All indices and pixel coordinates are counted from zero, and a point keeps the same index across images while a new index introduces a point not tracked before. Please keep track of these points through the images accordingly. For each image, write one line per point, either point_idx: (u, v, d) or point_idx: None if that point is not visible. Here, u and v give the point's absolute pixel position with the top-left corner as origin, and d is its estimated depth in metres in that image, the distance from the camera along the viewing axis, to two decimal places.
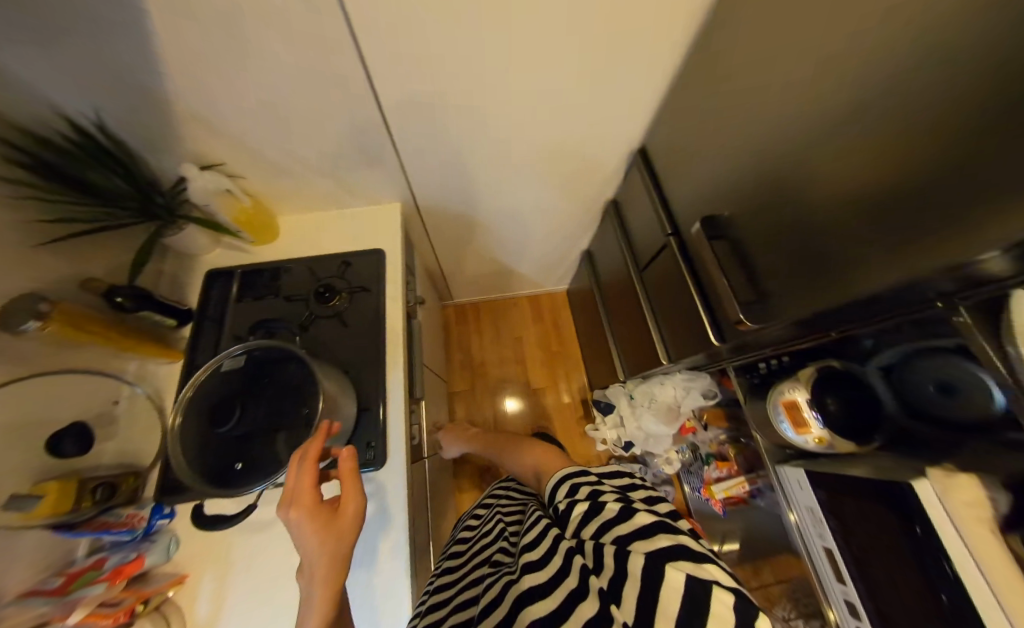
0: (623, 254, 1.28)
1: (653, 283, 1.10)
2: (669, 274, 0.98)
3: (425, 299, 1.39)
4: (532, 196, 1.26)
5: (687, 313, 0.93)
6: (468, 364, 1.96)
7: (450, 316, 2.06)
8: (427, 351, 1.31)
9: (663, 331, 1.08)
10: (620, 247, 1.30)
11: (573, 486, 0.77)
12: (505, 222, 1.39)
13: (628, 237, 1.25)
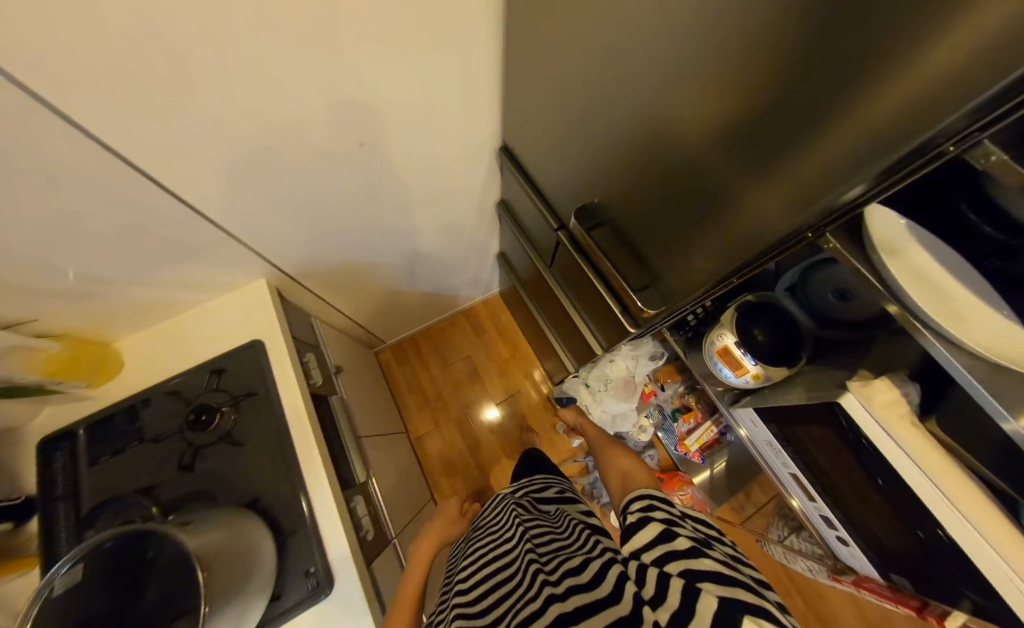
0: (530, 252, 1.23)
1: (563, 277, 1.06)
2: (572, 268, 0.94)
3: (343, 365, 1.26)
4: (418, 224, 1.16)
5: (600, 303, 0.89)
6: (424, 403, 1.81)
7: (386, 360, 1.87)
8: (363, 420, 1.19)
9: (586, 322, 1.05)
10: (525, 247, 1.24)
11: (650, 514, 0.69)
12: (400, 255, 1.26)
13: (529, 235, 1.19)
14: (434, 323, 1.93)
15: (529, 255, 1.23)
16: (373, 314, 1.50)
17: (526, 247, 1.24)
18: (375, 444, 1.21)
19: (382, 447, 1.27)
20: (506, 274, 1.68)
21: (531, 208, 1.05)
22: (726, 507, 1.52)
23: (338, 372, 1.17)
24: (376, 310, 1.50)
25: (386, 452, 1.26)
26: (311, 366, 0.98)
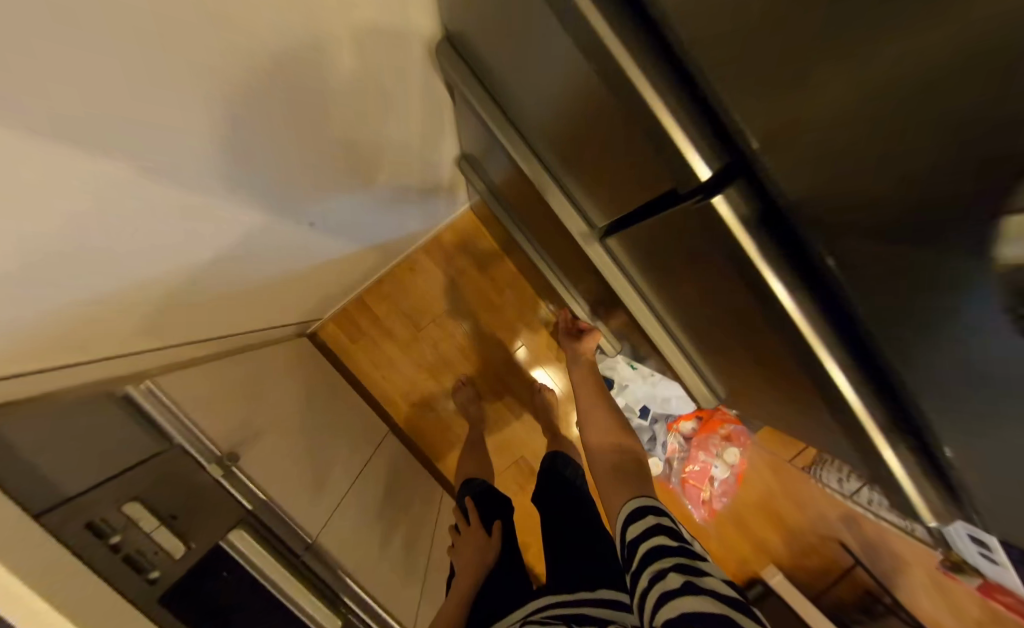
0: (546, 178, 0.57)
1: (653, 256, 0.47)
2: (717, 285, 0.37)
3: (261, 422, 0.75)
4: (284, 168, 0.47)
5: (785, 376, 0.38)
6: (398, 383, 1.31)
7: (330, 340, 1.26)
8: (322, 495, 0.79)
9: (696, 335, 0.54)
10: (533, 168, 0.57)
11: (657, 539, 0.46)
12: (279, 229, 0.59)
13: (546, 143, 0.51)
14: (385, 272, 1.25)
15: (546, 186, 0.58)
16: (283, 306, 0.89)
17: (537, 167, 0.57)
18: (348, 513, 0.83)
19: (362, 497, 0.91)
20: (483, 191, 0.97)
21: (564, 91, 0.37)
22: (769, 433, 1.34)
23: (249, 455, 0.68)
24: (285, 301, 0.88)
25: (366, 509, 0.89)
26: (150, 536, 0.49)
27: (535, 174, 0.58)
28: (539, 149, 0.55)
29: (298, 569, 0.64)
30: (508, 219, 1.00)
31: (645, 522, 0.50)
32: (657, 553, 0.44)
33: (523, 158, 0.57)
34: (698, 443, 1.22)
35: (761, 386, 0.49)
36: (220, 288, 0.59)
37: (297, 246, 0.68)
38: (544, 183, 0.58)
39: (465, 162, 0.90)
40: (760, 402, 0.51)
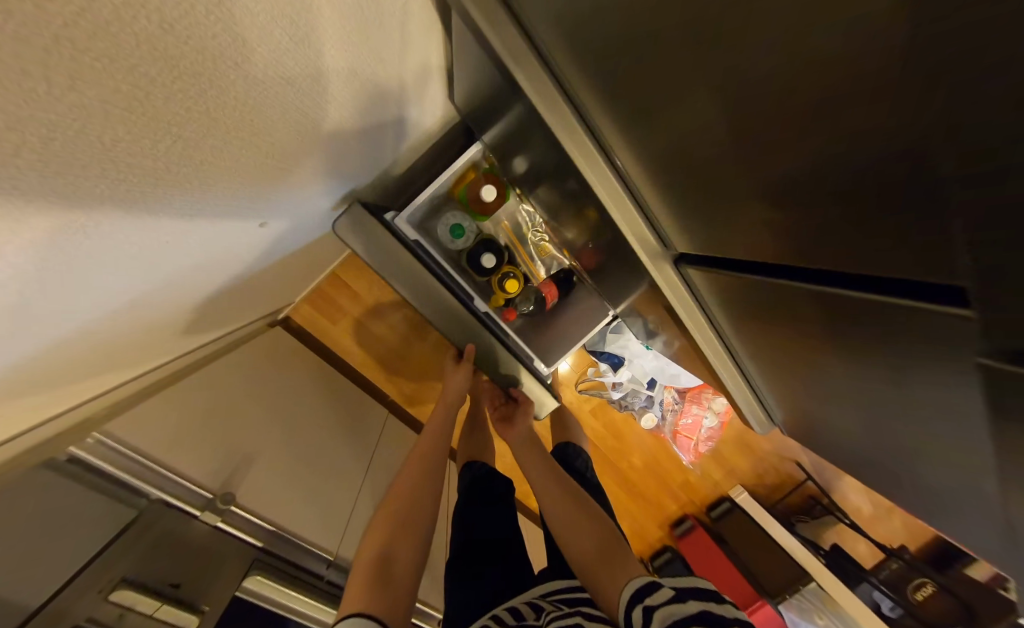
0: (594, 154, 0.39)
1: (750, 290, 0.37)
2: (870, 340, 0.28)
3: (250, 445, 0.67)
4: (197, 153, 0.29)
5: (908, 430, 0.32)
6: (388, 367, 1.16)
7: (307, 323, 1.09)
8: (334, 506, 0.74)
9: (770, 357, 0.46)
10: (578, 140, 0.38)
11: (678, 607, 0.40)
12: (199, 231, 0.40)
13: (600, 114, 0.34)
14: None
15: (586, 169, 0.40)
16: (243, 306, 0.73)
17: (586, 137, 0.38)
18: (362, 519, 0.80)
19: (373, 493, 0.88)
20: (382, 269, 0.77)
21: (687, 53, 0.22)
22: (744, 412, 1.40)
23: (246, 489, 0.61)
24: (245, 300, 0.71)
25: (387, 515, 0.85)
26: (152, 620, 0.44)
27: (580, 147, 0.39)
28: (585, 116, 0.36)
29: (323, 595, 0.62)
30: (425, 278, 0.78)
31: (662, 595, 0.43)
32: (687, 624, 0.38)
33: (555, 126, 0.38)
34: (693, 397, 1.24)
35: (832, 413, 0.44)
36: (137, 315, 0.43)
37: (237, 235, 0.48)
38: (594, 161, 0.40)
39: (359, 223, 0.72)
40: (825, 420, 0.48)
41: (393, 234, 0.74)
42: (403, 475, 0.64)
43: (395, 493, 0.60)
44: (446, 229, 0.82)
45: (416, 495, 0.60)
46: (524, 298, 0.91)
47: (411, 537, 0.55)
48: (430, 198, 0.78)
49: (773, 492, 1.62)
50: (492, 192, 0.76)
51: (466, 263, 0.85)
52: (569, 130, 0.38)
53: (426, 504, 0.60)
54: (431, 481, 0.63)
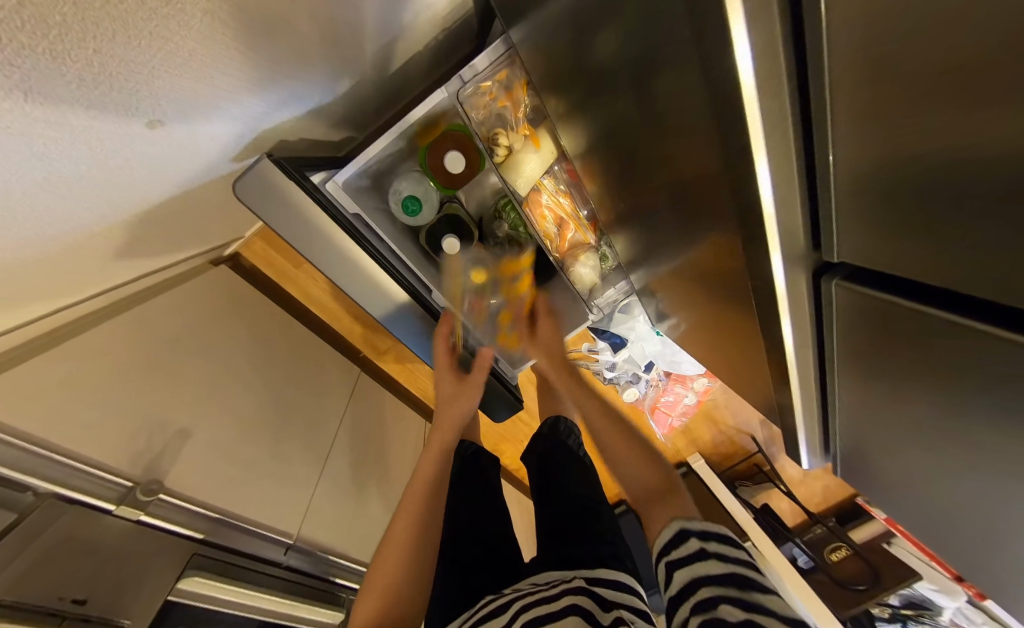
0: (788, 126, 0.19)
1: (863, 339, 0.27)
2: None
3: (185, 415, 0.54)
4: None
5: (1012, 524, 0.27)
6: (360, 321, 1.01)
7: (261, 261, 0.90)
8: (294, 483, 0.66)
9: (833, 397, 0.38)
10: (764, 98, 0.18)
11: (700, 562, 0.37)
12: (6, 143, 0.21)
13: (860, 62, 0.14)
14: None
15: (759, 149, 0.21)
16: (170, 241, 0.55)
17: (788, 84, 0.18)
18: (331, 490, 0.73)
19: (343, 462, 0.80)
20: (312, 253, 0.54)
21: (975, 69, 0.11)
22: (722, 397, 1.36)
23: (181, 471, 0.50)
24: (170, 235, 0.54)
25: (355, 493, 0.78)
26: None
27: (766, 109, 0.19)
28: (825, 42, 0.15)
29: (281, 587, 0.56)
30: (368, 271, 0.57)
31: (688, 549, 0.39)
32: (702, 583, 0.35)
33: (729, 50, 0.17)
34: (676, 379, 1.16)
35: (880, 459, 0.39)
36: None
37: (140, 150, 0.31)
38: (778, 136, 0.20)
39: (270, 185, 0.47)
40: (854, 456, 0.43)
41: (323, 205, 0.51)
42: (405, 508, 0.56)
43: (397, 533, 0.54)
44: (397, 202, 0.60)
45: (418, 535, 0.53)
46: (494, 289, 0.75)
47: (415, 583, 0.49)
48: (385, 154, 0.55)
49: (723, 460, 1.49)
50: (461, 161, 0.57)
51: (426, 246, 0.65)
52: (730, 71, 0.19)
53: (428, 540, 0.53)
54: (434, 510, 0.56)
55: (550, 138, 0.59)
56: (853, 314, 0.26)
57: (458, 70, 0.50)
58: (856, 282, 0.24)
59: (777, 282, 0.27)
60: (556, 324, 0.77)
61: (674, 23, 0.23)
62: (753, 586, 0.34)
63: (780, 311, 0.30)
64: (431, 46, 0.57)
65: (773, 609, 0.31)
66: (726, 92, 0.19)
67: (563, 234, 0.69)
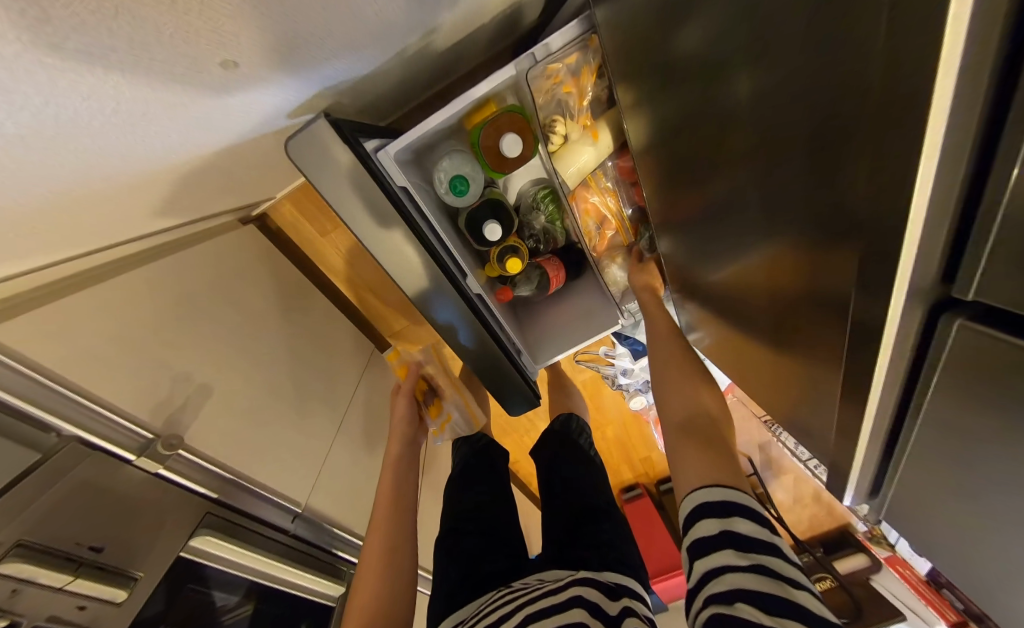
0: (966, 165, 0.16)
1: (956, 388, 0.25)
2: None
3: (205, 374, 0.53)
4: None
5: None
6: (377, 296, 0.99)
7: (286, 226, 0.89)
8: (305, 453, 0.65)
9: (892, 438, 0.36)
10: (946, 131, 0.15)
11: (718, 544, 0.35)
12: (83, 55, 0.20)
13: None
14: None
15: (920, 185, 0.17)
16: (208, 196, 0.54)
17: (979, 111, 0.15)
18: (339, 464, 0.72)
19: (353, 438, 0.80)
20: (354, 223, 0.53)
21: None
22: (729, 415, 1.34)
23: (198, 429, 0.50)
24: (210, 190, 0.52)
25: (361, 471, 0.78)
26: (61, 594, 0.34)
27: (947, 140, 0.15)
28: None
29: (284, 552, 0.56)
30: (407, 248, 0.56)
31: (706, 528, 0.37)
32: (722, 572, 0.33)
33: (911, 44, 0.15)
34: None
35: (925, 506, 0.37)
36: None
37: (205, 73, 0.28)
38: (943, 177, 0.17)
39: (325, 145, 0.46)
40: (894, 499, 0.41)
41: (374, 174, 0.49)
42: (373, 536, 0.55)
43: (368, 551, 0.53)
44: (444, 181, 0.58)
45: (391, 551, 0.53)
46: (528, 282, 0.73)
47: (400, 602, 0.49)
48: (437, 129, 0.54)
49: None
50: (517, 144, 0.54)
51: (464, 228, 0.63)
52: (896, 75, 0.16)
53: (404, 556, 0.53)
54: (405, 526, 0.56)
55: (609, 132, 0.58)
56: (961, 359, 0.24)
57: (531, 48, 0.47)
58: (980, 322, 0.21)
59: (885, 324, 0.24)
60: (581, 325, 0.76)
61: (793, 30, 0.21)
62: (780, 579, 0.32)
63: (878, 347, 0.27)
64: (495, 20, 0.54)
65: (795, 606, 0.29)
66: (891, 104, 0.17)
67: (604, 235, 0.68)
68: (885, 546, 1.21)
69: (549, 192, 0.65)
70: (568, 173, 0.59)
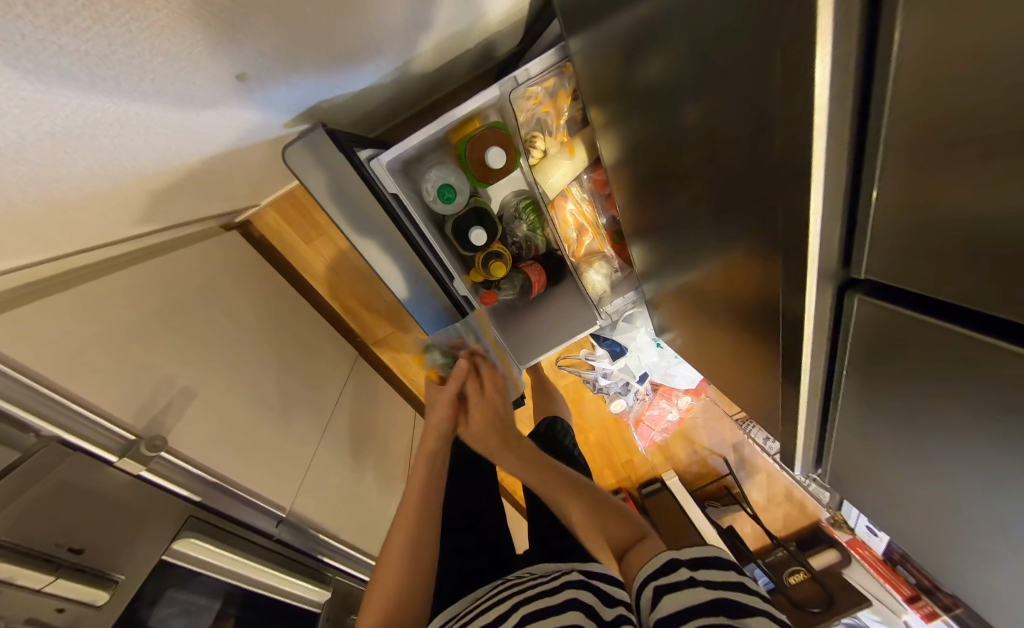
0: (847, 154, 0.22)
1: (868, 354, 0.31)
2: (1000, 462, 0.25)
3: (190, 376, 0.53)
4: None
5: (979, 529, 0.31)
6: (361, 304, 1.00)
7: (270, 233, 0.89)
8: (290, 458, 0.65)
9: (831, 408, 0.42)
10: (829, 134, 0.21)
11: (686, 587, 0.38)
12: (125, 68, 0.22)
13: (922, 98, 0.17)
14: None
15: (815, 179, 0.23)
16: (199, 199, 0.55)
17: (851, 116, 0.20)
18: (324, 470, 0.72)
19: (338, 443, 0.79)
20: (350, 223, 0.57)
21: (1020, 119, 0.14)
22: (705, 415, 1.39)
23: (183, 430, 0.49)
24: (201, 193, 0.54)
25: (347, 477, 0.78)
26: (41, 596, 0.33)
27: (830, 140, 0.21)
28: (891, 86, 0.18)
29: (269, 557, 0.56)
30: (398, 250, 0.60)
31: (676, 576, 0.40)
32: (692, 609, 0.36)
33: (805, 82, 0.19)
34: (663, 393, 1.16)
35: (862, 470, 0.43)
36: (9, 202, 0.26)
37: (217, 86, 0.30)
38: (834, 169, 0.22)
39: (321, 155, 0.51)
40: (840, 468, 0.47)
41: (366, 181, 0.54)
42: (393, 536, 0.53)
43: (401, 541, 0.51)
44: (432, 190, 0.62)
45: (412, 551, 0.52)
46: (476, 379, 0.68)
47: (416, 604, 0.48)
48: (424, 142, 0.58)
49: (696, 478, 1.44)
50: (501, 158, 0.59)
51: (451, 234, 0.67)
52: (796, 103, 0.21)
53: (429, 556, 0.53)
54: (428, 529, 0.54)
55: (584, 148, 0.64)
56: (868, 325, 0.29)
57: (513, 72, 0.53)
58: (875, 298, 0.27)
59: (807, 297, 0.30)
60: (562, 327, 0.80)
61: (726, 63, 0.27)
62: (741, 613, 0.35)
63: (805, 322, 0.32)
64: (480, 44, 0.59)
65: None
66: (793, 124, 0.22)
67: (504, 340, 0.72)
68: (847, 530, 1.31)
69: (530, 202, 0.70)
70: (549, 183, 0.64)
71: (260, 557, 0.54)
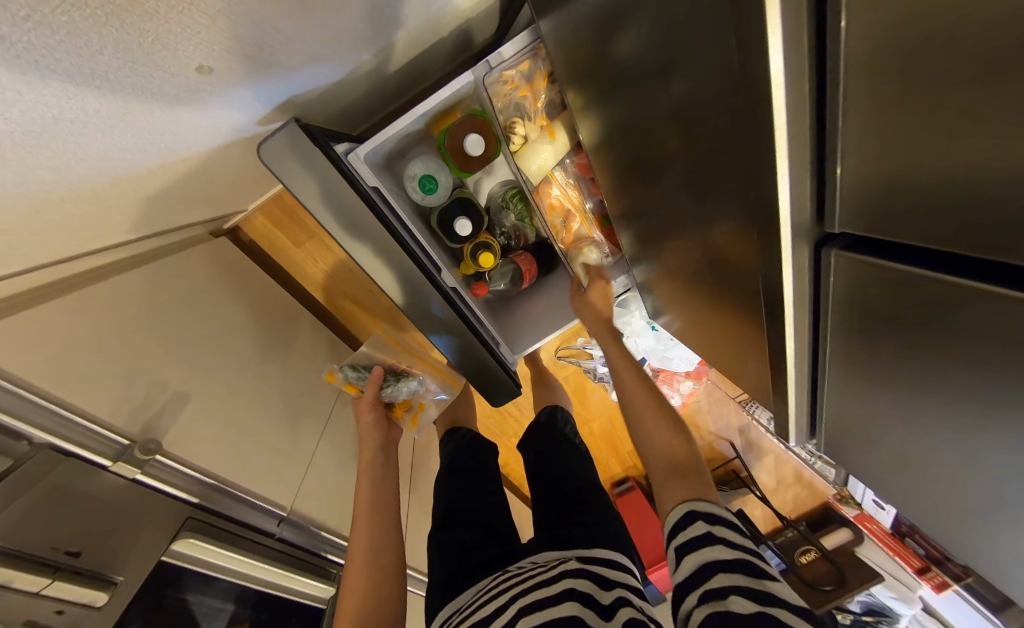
0: (808, 108, 0.22)
1: (851, 311, 0.31)
2: (987, 414, 0.24)
3: (185, 380, 0.53)
4: None
5: (972, 486, 0.30)
6: (357, 306, 1.01)
7: (260, 238, 0.89)
8: (290, 457, 0.65)
9: (821, 375, 0.41)
10: (788, 90, 0.20)
11: (705, 544, 0.37)
12: (75, 59, 0.22)
13: (873, 41, 0.17)
14: None
15: (779, 138, 0.23)
16: (182, 203, 0.55)
17: (810, 69, 0.20)
18: (325, 469, 0.73)
19: (338, 443, 0.80)
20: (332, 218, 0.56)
21: (958, 49, 0.14)
22: (710, 397, 1.37)
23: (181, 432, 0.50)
24: (184, 197, 0.54)
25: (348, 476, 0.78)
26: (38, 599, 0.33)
27: (790, 94, 0.21)
28: (844, 38, 0.18)
29: (271, 555, 0.56)
30: (382, 245, 0.59)
31: (695, 531, 0.39)
32: (711, 569, 0.35)
33: (761, 37, 0.19)
34: (665, 378, 1.16)
35: (858, 437, 0.43)
36: None
37: (178, 79, 0.30)
38: (797, 125, 0.22)
39: (298, 151, 0.50)
40: (837, 436, 0.46)
41: (345, 174, 0.53)
42: (355, 544, 0.54)
43: (358, 543, 0.54)
44: (414, 182, 0.63)
45: (377, 554, 0.53)
46: (396, 386, 0.71)
47: (387, 601, 0.49)
48: (403, 133, 0.57)
49: None
50: (480, 144, 0.59)
51: (437, 227, 0.67)
52: (753, 65, 0.21)
53: (392, 557, 0.54)
54: (388, 531, 0.56)
55: (564, 132, 0.63)
56: (845, 281, 0.29)
57: (485, 55, 0.52)
58: (846, 250, 0.27)
59: (784, 258, 0.30)
60: (556, 312, 0.81)
61: (687, 29, 0.26)
62: (761, 573, 0.34)
63: (785, 288, 0.32)
64: (455, 33, 0.58)
65: (778, 597, 0.32)
66: (754, 84, 0.21)
67: (417, 356, 0.76)
68: (853, 504, 1.24)
69: (516, 192, 0.69)
70: (531, 170, 0.63)
71: (260, 557, 0.54)
